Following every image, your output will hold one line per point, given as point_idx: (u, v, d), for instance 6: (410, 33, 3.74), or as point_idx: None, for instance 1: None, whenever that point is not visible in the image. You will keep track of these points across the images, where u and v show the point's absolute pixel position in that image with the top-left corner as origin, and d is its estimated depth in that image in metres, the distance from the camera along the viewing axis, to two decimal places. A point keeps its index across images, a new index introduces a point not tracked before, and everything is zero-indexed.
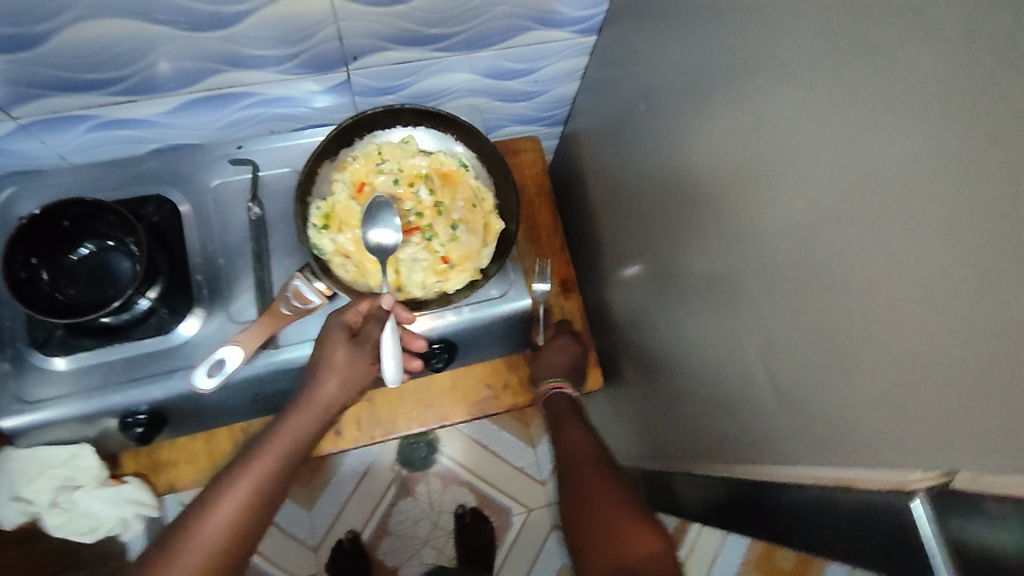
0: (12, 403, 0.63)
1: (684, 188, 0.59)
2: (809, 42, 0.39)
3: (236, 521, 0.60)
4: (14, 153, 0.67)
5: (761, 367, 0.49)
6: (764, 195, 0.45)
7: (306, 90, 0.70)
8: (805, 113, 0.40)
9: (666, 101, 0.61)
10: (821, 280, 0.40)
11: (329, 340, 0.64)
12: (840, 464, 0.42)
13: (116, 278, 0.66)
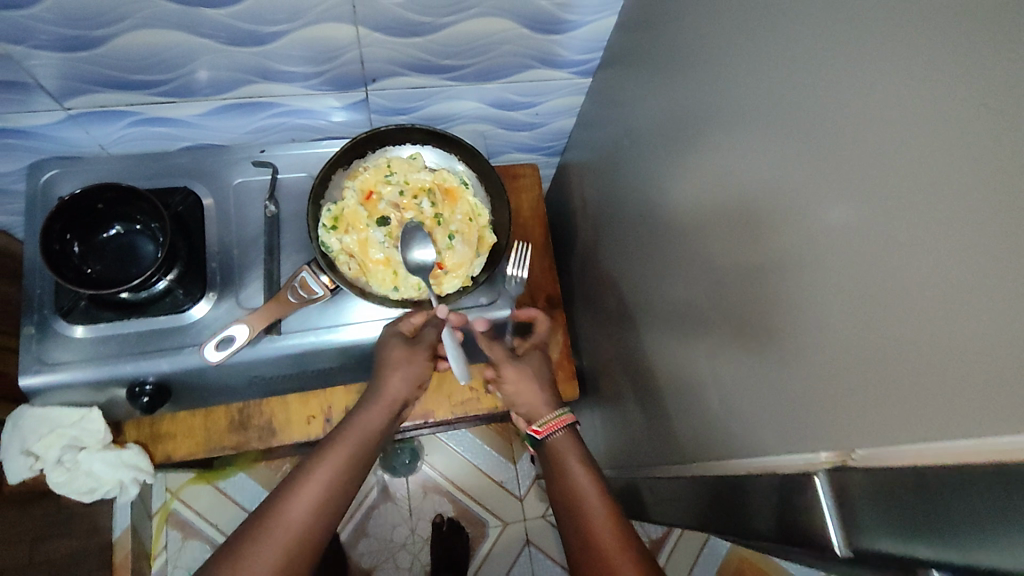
0: (33, 363, 0.69)
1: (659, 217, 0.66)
2: (757, 97, 0.46)
3: (313, 514, 0.62)
4: (60, 139, 0.75)
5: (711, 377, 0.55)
6: (719, 224, 0.52)
7: (328, 105, 0.78)
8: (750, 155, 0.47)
9: (649, 140, 0.68)
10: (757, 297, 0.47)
11: (388, 345, 0.74)
12: (772, 458, 0.48)
13: (139, 260, 0.72)
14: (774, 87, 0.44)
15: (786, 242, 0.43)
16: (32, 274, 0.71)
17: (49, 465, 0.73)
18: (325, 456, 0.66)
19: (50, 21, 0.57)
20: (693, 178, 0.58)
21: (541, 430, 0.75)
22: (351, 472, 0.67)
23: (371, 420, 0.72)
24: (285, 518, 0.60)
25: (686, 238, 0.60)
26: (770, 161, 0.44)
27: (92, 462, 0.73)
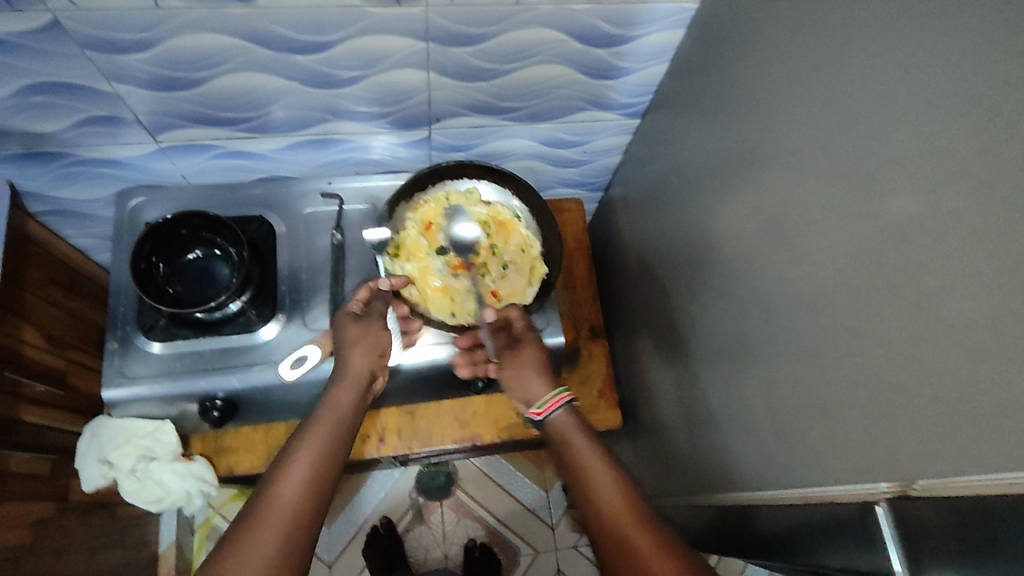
0: (115, 376, 0.74)
1: (709, 252, 0.70)
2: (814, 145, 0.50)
3: (307, 486, 0.59)
4: (148, 170, 0.81)
5: (768, 406, 0.58)
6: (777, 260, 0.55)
7: (392, 142, 0.84)
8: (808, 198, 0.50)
9: (696, 180, 0.72)
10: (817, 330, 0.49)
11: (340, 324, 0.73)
12: (830, 485, 0.50)
13: (215, 282, 0.77)
14: (827, 140, 0.47)
15: None
16: (117, 293, 0.77)
17: (122, 474, 0.77)
18: (306, 432, 0.63)
19: (158, 63, 0.63)
20: (744, 221, 0.61)
21: (544, 410, 0.69)
22: (333, 444, 0.63)
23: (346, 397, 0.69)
24: (278, 494, 0.57)
25: (738, 276, 0.63)
26: (829, 209, 0.47)
27: (162, 472, 0.77)
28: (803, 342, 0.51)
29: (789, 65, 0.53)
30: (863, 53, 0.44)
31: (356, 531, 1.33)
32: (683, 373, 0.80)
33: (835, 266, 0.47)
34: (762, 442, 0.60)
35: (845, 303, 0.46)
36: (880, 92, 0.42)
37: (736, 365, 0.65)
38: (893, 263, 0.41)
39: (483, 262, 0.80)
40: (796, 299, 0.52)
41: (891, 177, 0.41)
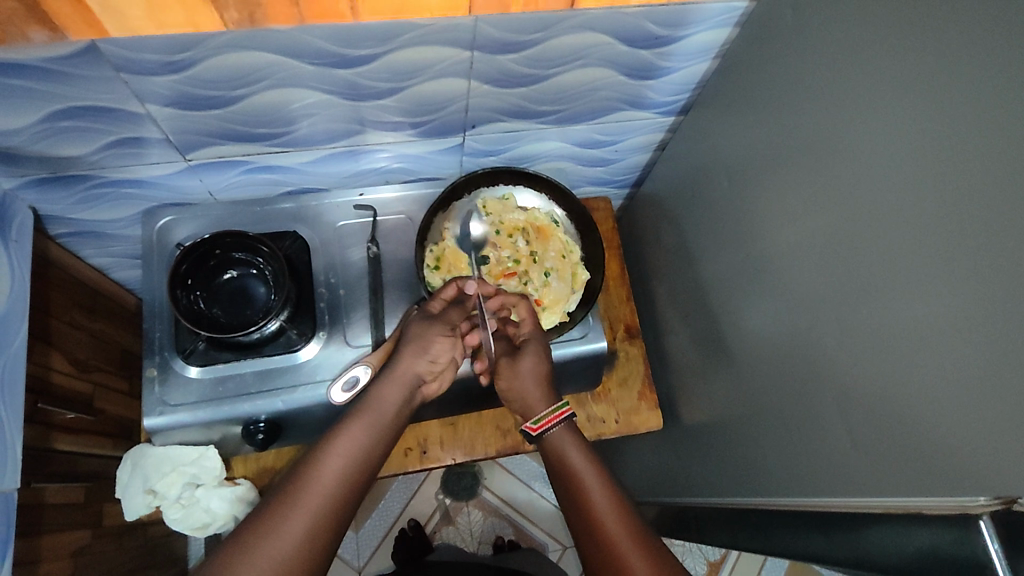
0: (157, 404, 0.72)
1: (761, 254, 0.69)
2: (891, 154, 0.49)
3: (341, 485, 0.60)
4: (175, 188, 0.78)
5: (838, 411, 0.58)
6: (848, 268, 0.55)
7: (424, 150, 0.82)
8: (888, 207, 0.49)
9: (742, 182, 0.71)
10: (903, 341, 0.49)
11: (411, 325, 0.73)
12: (911, 496, 0.50)
13: (252, 302, 0.75)
14: (914, 150, 0.47)
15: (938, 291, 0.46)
16: (153, 317, 0.74)
17: (166, 502, 0.75)
18: (354, 426, 0.65)
19: (193, 83, 0.61)
20: (806, 227, 0.60)
21: (540, 426, 0.70)
22: (375, 444, 0.65)
23: (395, 397, 0.69)
24: (313, 482, 0.59)
25: (795, 282, 0.63)
26: (914, 219, 0.47)
27: (208, 499, 0.75)
28: (881, 351, 0.51)
29: (860, 70, 0.52)
30: (959, 63, 0.44)
31: (385, 536, 1.32)
32: (728, 374, 0.80)
33: (920, 278, 0.47)
34: (826, 448, 0.60)
35: (936, 315, 0.46)
36: (985, 103, 0.42)
37: (793, 370, 0.65)
38: (997, 277, 0.41)
39: (524, 270, 0.79)
40: (875, 308, 0.52)
41: (998, 190, 0.41)
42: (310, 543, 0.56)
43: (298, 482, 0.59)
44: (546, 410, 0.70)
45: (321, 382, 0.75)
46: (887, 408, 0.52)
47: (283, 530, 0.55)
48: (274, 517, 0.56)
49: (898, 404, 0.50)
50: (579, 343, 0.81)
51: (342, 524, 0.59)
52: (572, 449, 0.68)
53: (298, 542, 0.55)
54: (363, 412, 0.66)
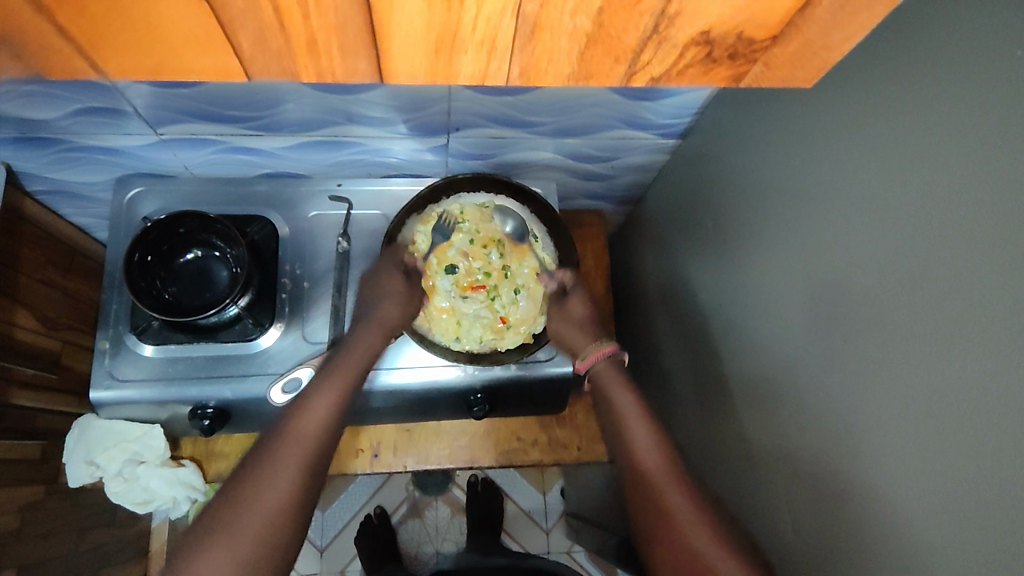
0: (104, 377, 0.71)
1: (756, 298, 0.65)
2: (891, 227, 0.45)
3: (312, 453, 0.60)
4: (148, 159, 0.77)
5: (816, 483, 0.54)
6: (842, 335, 0.50)
7: (406, 147, 0.79)
8: (887, 283, 0.45)
9: (747, 220, 0.67)
10: (890, 431, 0.45)
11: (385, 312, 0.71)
12: None
13: (213, 285, 0.74)
14: (901, 230, 0.44)
15: (919, 386, 0.42)
16: (111, 289, 0.73)
17: (108, 475, 0.75)
18: (280, 444, 0.59)
19: None
20: (800, 287, 0.57)
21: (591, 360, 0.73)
22: (310, 461, 0.59)
23: (360, 357, 0.68)
24: (285, 451, 0.59)
25: (782, 339, 0.60)
26: (904, 305, 0.43)
27: (149, 478, 0.76)
28: (856, 433, 0.49)
29: (860, 132, 0.48)
30: (952, 147, 0.40)
31: (350, 520, 1.31)
32: (705, 414, 0.76)
33: (901, 368, 0.44)
34: (802, 519, 0.56)
35: (915, 408, 0.42)
36: (972, 196, 0.38)
37: (766, 430, 0.62)
38: (974, 385, 0.38)
39: (494, 283, 0.76)
40: (855, 387, 0.49)
41: (978, 292, 0.38)
42: (284, 513, 0.56)
43: (270, 450, 0.59)
44: (591, 346, 0.74)
45: (271, 376, 0.73)
46: (856, 492, 0.49)
47: (218, 555, 0.53)
48: (203, 543, 0.53)
49: (869, 492, 0.47)
50: (548, 363, 0.77)
51: (291, 535, 0.56)
52: (620, 394, 0.69)
53: (273, 512, 0.56)
54: (290, 434, 0.60)
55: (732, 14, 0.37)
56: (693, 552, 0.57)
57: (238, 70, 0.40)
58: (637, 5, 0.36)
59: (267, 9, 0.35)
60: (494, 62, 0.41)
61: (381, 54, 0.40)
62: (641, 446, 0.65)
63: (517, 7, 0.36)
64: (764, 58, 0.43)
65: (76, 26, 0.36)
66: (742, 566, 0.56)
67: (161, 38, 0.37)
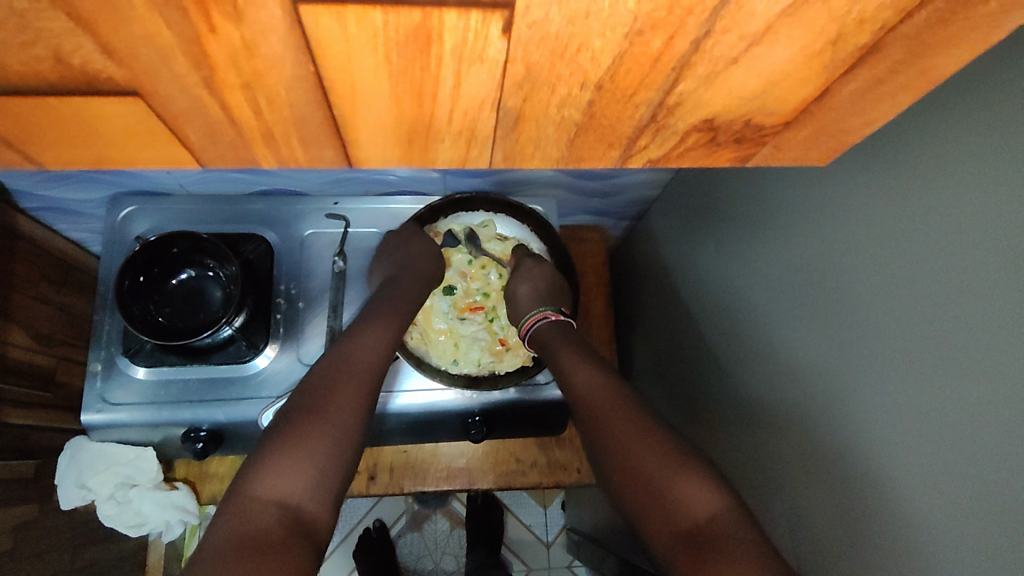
0: (96, 401, 0.70)
1: (765, 328, 0.63)
2: (914, 280, 0.43)
3: (356, 408, 0.59)
4: (143, 176, 0.76)
5: (822, 529, 0.53)
6: (856, 381, 0.49)
7: (406, 166, 0.77)
8: (908, 337, 0.44)
9: (759, 250, 0.65)
10: (905, 493, 0.43)
11: (383, 328, 0.67)
12: None
13: (207, 306, 0.73)
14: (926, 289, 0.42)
15: (938, 450, 0.41)
16: (104, 310, 0.72)
17: (100, 499, 0.73)
18: (340, 377, 0.61)
19: None
20: (810, 329, 0.56)
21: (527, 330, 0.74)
22: (368, 392, 0.61)
23: (390, 331, 0.67)
24: (328, 404, 0.58)
25: (787, 381, 0.58)
26: (925, 366, 0.42)
27: (141, 501, 0.74)
28: (865, 486, 0.48)
29: (887, 181, 0.47)
30: (990, 215, 0.38)
31: (349, 532, 1.30)
32: (708, 440, 0.75)
33: (917, 430, 0.42)
34: (808, 562, 0.55)
35: (932, 475, 0.41)
36: (1009, 270, 0.37)
37: (770, 472, 0.61)
38: (1001, 464, 0.36)
39: (493, 305, 0.78)
40: (865, 439, 0.47)
41: (1008, 368, 0.36)
42: (333, 458, 0.56)
43: (316, 405, 0.58)
44: (530, 309, 0.75)
45: (264, 400, 0.71)
46: (865, 550, 0.48)
47: (287, 467, 0.53)
48: (275, 455, 0.54)
49: (878, 549, 0.46)
50: (548, 386, 0.73)
51: (351, 460, 0.57)
52: (565, 349, 0.71)
53: (328, 455, 0.55)
54: (347, 369, 0.61)
55: (741, 102, 0.36)
56: (640, 473, 0.58)
57: (189, 158, 0.39)
58: (632, 99, 0.35)
59: (211, 105, 0.34)
60: (475, 147, 0.40)
61: (347, 144, 0.39)
62: (586, 384, 0.66)
63: (496, 103, 0.35)
64: (774, 142, 0.42)
65: (4, 124, 0.34)
66: (687, 475, 0.56)
67: (97, 133, 0.36)
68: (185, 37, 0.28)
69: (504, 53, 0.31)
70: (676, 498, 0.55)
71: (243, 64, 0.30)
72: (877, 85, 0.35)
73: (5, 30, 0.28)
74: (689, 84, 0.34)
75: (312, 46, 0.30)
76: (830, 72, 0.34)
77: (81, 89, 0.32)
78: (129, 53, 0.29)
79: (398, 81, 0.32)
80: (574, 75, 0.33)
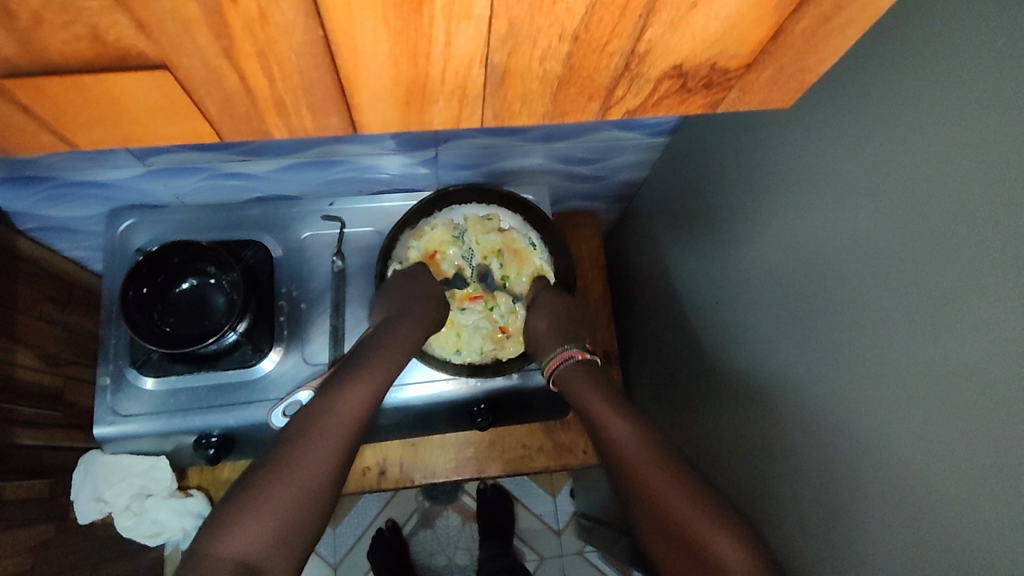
0: (106, 413, 0.71)
1: (754, 290, 0.66)
2: (885, 223, 0.46)
3: (330, 463, 0.60)
4: (139, 190, 0.78)
5: (814, 476, 0.55)
6: (843, 331, 0.51)
7: (397, 162, 0.79)
8: (885, 280, 0.46)
9: (740, 216, 0.68)
10: (891, 428, 0.45)
11: (380, 356, 0.69)
12: None
13: (210, 313, 0.73)
14: (898, 229, 0.44)
15: (922, 385, 0.42)
16: (109, 324, 0.73)
17: (117, 510, 0.75)
18: (317, 431, 0.61)
19: None
20: (796, 283, 0.57)
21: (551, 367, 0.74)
22: (345, 445, 0.62)
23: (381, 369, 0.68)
24: (299, 461, 0.58)
25: (779, 337, 0.60)
26: (903, 302, 0.44)
27: (158, 510, 0.75)
28: (855, 430, 0.49)
29: (854, 134, 0.49)
30: (947, 152, 0.40)
31: (362, 535, 1.31)
32: (707, 407, 0.77)
33: (901, 367, 0.44)
34: (802, 511, 0.57)
35: (921, 399, 0.43)
36: (970, 200, 0.39)
37: (767, 430, 0.62)
38: (982, 377, 0.38)
39: (491, 293, 0.77)
40: (856, 381, 0.49)
41: (976, 286, 0.38)
42: (297, 519, 0.56)
43: (286, 460, 0.58)
44: (553, 349, 0.75)
45: (273, 401, 0.72)
46: (862, 489, 0.49)
47: (251, 528, 0.54)
48: (240, 513, 0.55)
49: (872, 488, 0.48)
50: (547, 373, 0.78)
51: (318, 514, 0.58)
52: (595, 396, 0.69)
53: (289, 516, 0.56)
54: (326, 423, 0.62)
55: (704, 45, 0.37)
56: (679, 529, 0.56)
57: (209, 132, 0.41)
58: (606, 49, 0.37)
59: (230, 76, 0.35)
60: (467, 107, 0.41)
61: (351, 109, 0.40)
62: (613, 432, 0.65)
63: (485, 60, 0.36)
64: (740, 85, 0.43)
65: (40, 105, 0.36)
66: (727, 533, 0.54)
67: (123, 110, 0.37)
68: (209, 8, 0.30)
69: (488, 9, 0.32)
70: (714, 556, 0.53)
71: (259, 32, 0.32)
72: (826, 22, 0.37)
73: (48, 8, 0.29)
74: (656, 30, 0.35)
75: (320, 10, 0.31)
76: (778, 13, 0.36)
77: (114, 65, 0.33)
78: (157, 26, 0.31)
79: (396, 41, 0.34)
80: (552, 27, 0.34)
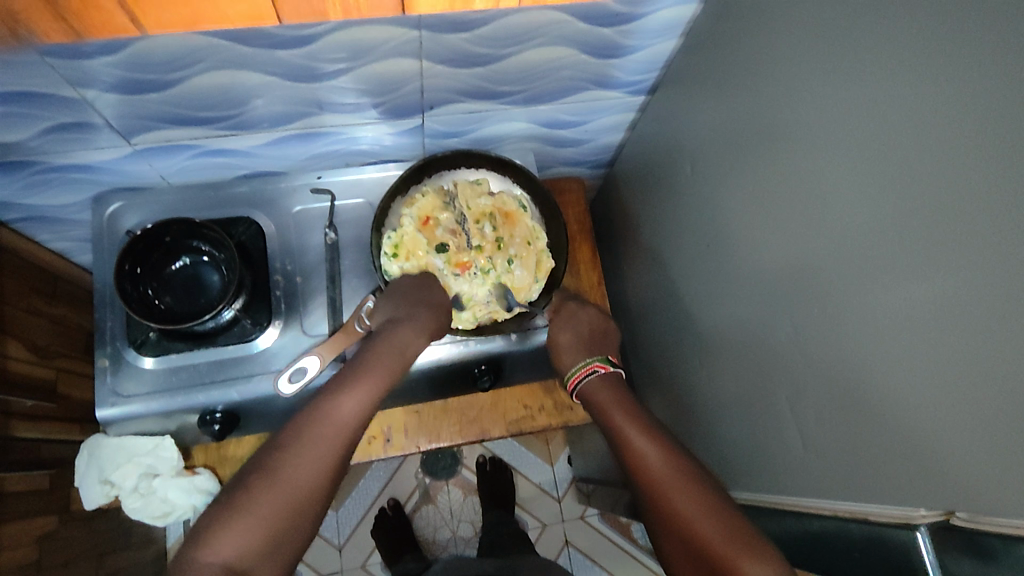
0: (108, 396, 0.71)
1: (733, 231, 0.68)
2: (853, 144, 0.48)
3: (320, 474, 0.59)
4: (125, 173, 0.77)
5: (800, 397, 0.57)
6: (818, 253, 0.53)
7: (382, 132, 0.80)
8: (855, 198, 0.48)
9: (713, 162, 0.70)
10: (868, 339, 0.48)
11: (378, 357, 0.68)
12: (860, 498, 0.51)
13: (206, 290, 0.74)
14: (868, 147, 0.46)
15: (890, 293, 0.45)
16: (103, 306, 0.73)
17: (124, 492, 0.76)
18: (307, 440, 0.60)
19: (134, 66, 0.59)
20: (773, 217, 0.59)
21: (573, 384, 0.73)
22: (336, 456, 0.61)
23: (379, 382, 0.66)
24: (288, 475, 0.58)
25: (760, 269, 0.63)
26: (872, 218, 0.46)
27: (166, 490, 0.76)
28: (835, 347, 0.52)
29: (818, 65, 0.51)
30: (906, 68, 0.43)
31: (365, 515, 1.32)
32: (698, 353, 0.79)
33: (872, 278, 0.47)
34: (789, 434, 0.60)
35: (899, 304, 0.44)
36: (927, 108, 0.41)
37: (757, 365, 0.64)
38: (955, 271, 0.40)
39: (486, 257, 0.76)
40: (834, 301, 0.52)
41: (939, 189, 0.40)
42: (279, 533, 0.56)
43: (273, 473, 0.58)
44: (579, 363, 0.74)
45: (275, 374, 0.73)
46: (845, 405, 0.52)
47: (232, 533, 0.54)
48: (225, 518, 0.55)
49: (854, 399, 0.50)
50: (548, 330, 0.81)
51: (302, 528, 0.58)
52: (612, 407, 0.69)
53: (271, 531, 0.56)
54: (321, 429, 0.61)
55: None
56: (705, 549, 0.56)
57: None
58: None
59: None
60: None
61: None
62: (634, 444, 0.65)
63: None
64: None
65: None
66: (753, 552, 0.54)
67: None
68: None
69: None
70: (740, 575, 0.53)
71: None
72: None
73: None
74: None
75: None
76: None
77: None
78: None
79: None
80: None
